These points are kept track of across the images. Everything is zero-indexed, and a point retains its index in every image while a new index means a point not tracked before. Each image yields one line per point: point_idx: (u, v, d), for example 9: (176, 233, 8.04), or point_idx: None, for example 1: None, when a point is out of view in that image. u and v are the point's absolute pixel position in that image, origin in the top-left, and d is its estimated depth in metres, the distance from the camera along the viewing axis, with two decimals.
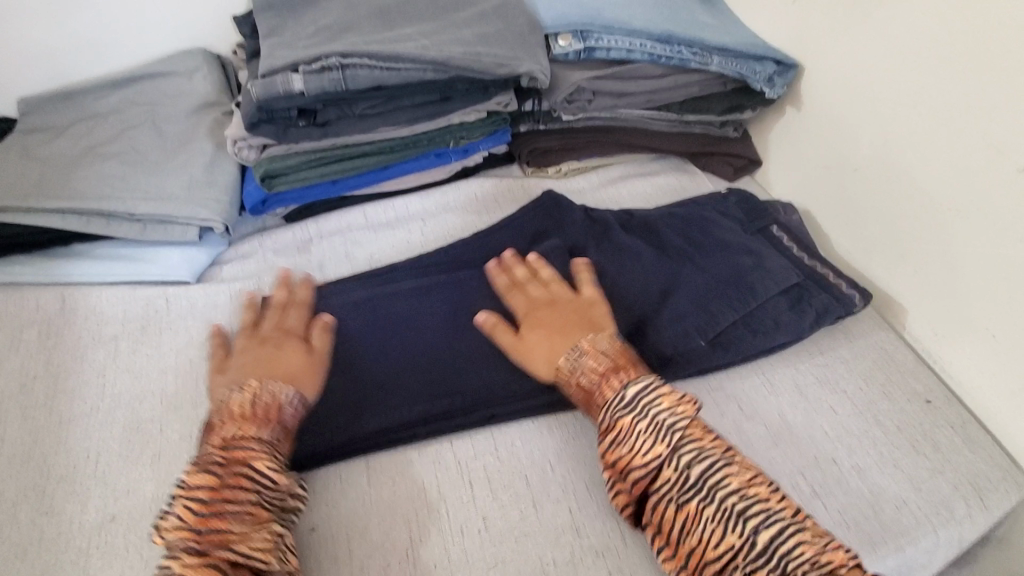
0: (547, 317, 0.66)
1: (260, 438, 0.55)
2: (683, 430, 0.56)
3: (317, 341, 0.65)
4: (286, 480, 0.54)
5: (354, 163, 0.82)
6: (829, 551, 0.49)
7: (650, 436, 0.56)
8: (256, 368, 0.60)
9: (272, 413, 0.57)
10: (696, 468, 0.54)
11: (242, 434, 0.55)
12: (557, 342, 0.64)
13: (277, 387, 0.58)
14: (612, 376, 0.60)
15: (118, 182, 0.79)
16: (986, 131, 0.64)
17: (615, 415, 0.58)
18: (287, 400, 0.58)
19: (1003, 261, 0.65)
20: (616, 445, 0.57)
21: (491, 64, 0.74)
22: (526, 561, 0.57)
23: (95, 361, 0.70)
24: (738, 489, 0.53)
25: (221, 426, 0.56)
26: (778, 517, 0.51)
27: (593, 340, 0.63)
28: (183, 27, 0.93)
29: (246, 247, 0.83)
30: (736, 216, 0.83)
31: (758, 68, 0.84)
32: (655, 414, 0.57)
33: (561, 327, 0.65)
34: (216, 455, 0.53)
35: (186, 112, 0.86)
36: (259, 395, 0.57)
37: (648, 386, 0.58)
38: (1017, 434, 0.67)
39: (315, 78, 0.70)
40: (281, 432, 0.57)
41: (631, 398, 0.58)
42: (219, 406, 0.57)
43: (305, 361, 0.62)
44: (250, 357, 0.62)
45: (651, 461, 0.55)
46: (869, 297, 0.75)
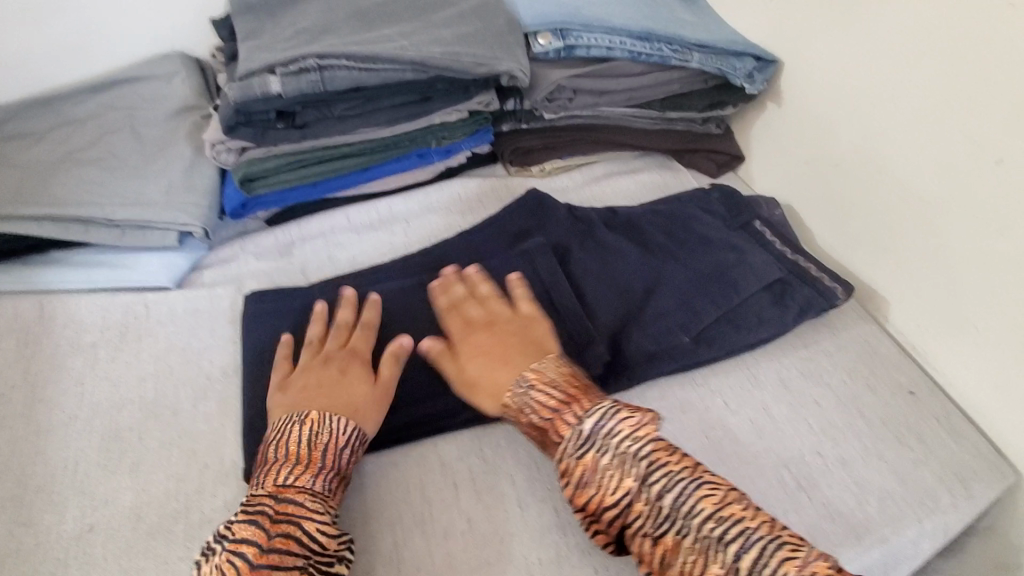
0: (486, 341, 0.64)
1: (314, 488, 0.52)
2: (648, 456, 0.52)
3: (384, 372, 0.63)
4: (335, 537, 0.51)
5: (334, 165, 0.81)
6: (813, 563, 0.46)
7: (616, 470, 0.52)
8: (316, 396, 0.59)
9: (328, 457, 0.55)
10: (667, 496, 0.50)
11: (296, 481, 0.52)
12: (502, 373, 0.61)
13: (338, 423, 0.56)
14: (565, 410, 0.56)
15: (94, 187, 0.77)
16: (962, 123, 0.64)
17: (576, 455, 0.53)
18: (345, 437, 0.56)
19: (983, 252, 0.65)
20: (583, 486, 0.53)
21: (470, 64, 0.74)
22: (511, 562, 0.56)
23: (74, 369, 0.69)
24: (712, 514, 0.49)
25: (277, 465, 0.53)
26: (756, 536, 0.48)
27: (539, 369, 0.60)
28: (161, 30, 0.92)
29: (228, 252, 0.82)
30: (719, 212, 0.83)
31: (738, 64, 0.85)
32: (617, 445, 0.53)
33: (504, 354, 0.62)
34: (267, 504, 0.50)
35: (165, 117, 0.85)
36: (316, 434, 0.55)
37: (606, 416, 0.54)
38: (998, 423, 0.67)
39: (292, 79, 0.70)
40: (334, 479, 0.54)
41: (589, 431, 0.53)
42: (274, 440, 0.55)
43: (369, 393, 0.61)
44: (314, 382, 0.60)
45: (621, 497, 0.51)
46: (851, 290, 0.75)
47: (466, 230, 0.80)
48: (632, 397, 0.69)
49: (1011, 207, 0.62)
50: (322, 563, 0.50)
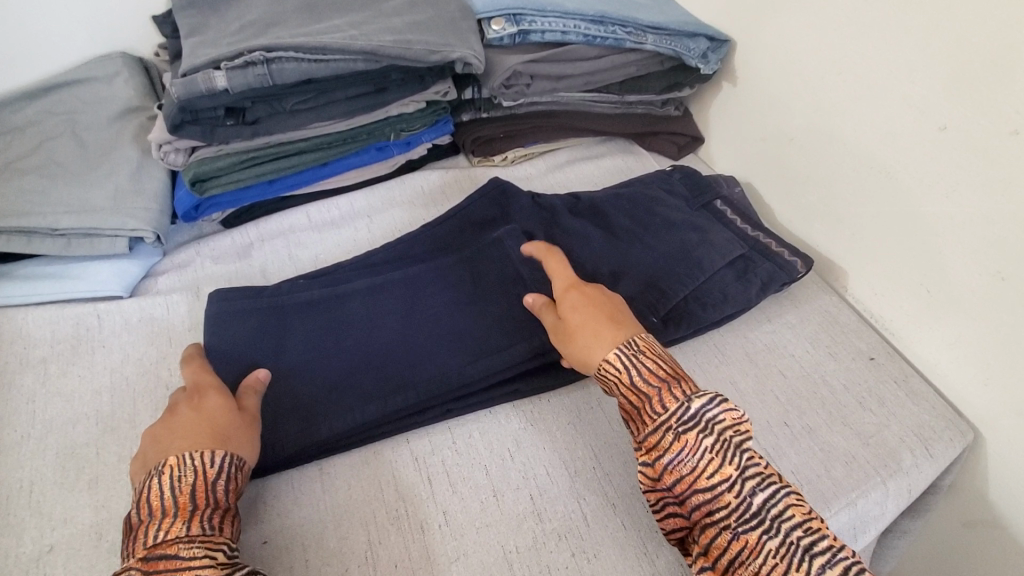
0: (597, 300, 0.62)
1: (187, 533, 0.47)
2: (748, 453, 0.52)
3: (248, 401, 0.58)
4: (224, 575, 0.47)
5: (290, 161, 0.79)
6: None
7: (717, 456, 0.51)
8: (175, 440, 0.52)
9: (201, 496, 0.49)
10: (760, 496, 0.50)
11: (167, 535, 0.47)
12: (609, 330, 0.59)
13: (204, 457, 0.51)
14: (674, 385, 0.54)
15: (35, 196, 0.74)
16: (905, 93, 0.66)
17: (680, 430, 0.52)
18: (215, 469, 0.51)
19: (933, 217, 0.67)
20: (676, 463, 0.52)
21: (423, 52, 0.72)
22: (488, 552, 0.56)
23: (23, 386, 0.66)
24: (801, 523, 0.49)
25: (141, 521, 0.48)
26: (844, 556, 0.47)
27: (648, 342, 0.58)
28: (100, 30, 0.88)
29: (182, 257, 0.79)
30: (681, 192, 0.83)
31: (692, 44, 0.85)
32: (721, 433, 0.52)
33: (612, 315, 0.60)
34: (134, 567, 0.46)
35: (109, 119, 0.82)
36: (179, 478, 0.49)
37: (713, 402, 0.53)
38: (956, 383, 0.69)
39: (238, 74, 0.67)
40: (215, 515, 0.50)
41: (697, 411, 0.52)
42: (135, 501, 0.49)
43: (232, 418, 0.55)
44: (165, 428, 0.53)
45: (715, 484, 0.50)
46: (810, 262, 0.76)
47: (430, 222, 0.79)
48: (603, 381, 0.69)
49: (958, 173, 0.63)
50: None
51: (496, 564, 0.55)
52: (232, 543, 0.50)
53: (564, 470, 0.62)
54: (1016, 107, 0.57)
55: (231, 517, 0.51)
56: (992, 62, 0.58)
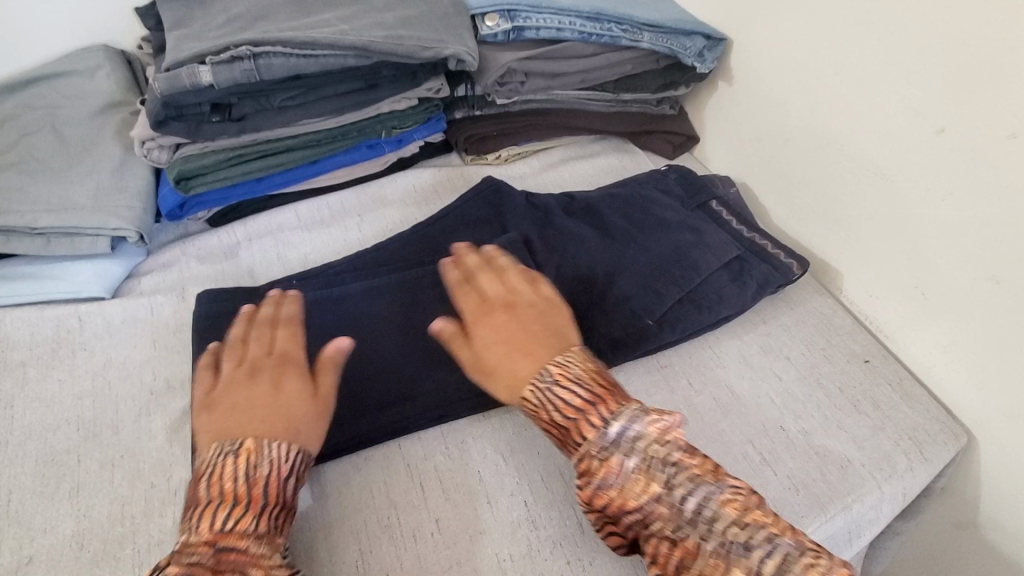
0: (507, 325, 0.60)
1: (255, 529, 0.46)
2: (676, 462, 0.50)
3: (324, 378, 0.58)
4: None
5: (278, 159, 0.78)
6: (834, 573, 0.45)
7: (642, 475, 0.49)
8: (248, 419, 0.52)
9: (272, 492, 0.48)
10: (691, 501, 0.48)
11: (237, 526, 0.45)
12: (523, 363, 0.57)
13: (280, 449, 0.50)
14: (591, 411, 0.52)
15: (13, 193, 0.71)
16: (903, 94, 0.65)
17: (602, 456, 0.50)
18: (287, 464, 0.50)
19: (930, 220, 0.66)
20: (604, 487, 0.50)
21: (416, 48, 0.71)
22: (482, 560, 0.55)
23: (1, 391, 0.64)
24: (737, 520, 0.47)
25: (206, 506, 0.46)
26: (782, 545, 0.46)
27: (564, 363, 0.56)
28: (81, 21, 0.85)
29: (167, 257, 0.77)
30: (676, 192, 0.82)
31: (688, 43, 0.84)
32: (643, 449, 0.50)
33: (526, 340, 0.58)
34: (205, 553, 0.43)
35: (90, 115, 0.79)
36: (255, 466, 0.48)
37: (632, 418, 0.52)
38: (949, 386, 0.69)
39: (224, 69, 0.65)
40: (280, 513, 0.48)
41: (616, 434, 0.51)
42: (205, 476, 0.48)
43: (307, 405, 0.55)
44: (241, 400, 0.53)
45: (645, 502, 0.49)
46: (806, 264, 0.75)
47: (422, 221, 0.77)
48: None
49: (955, 176, 0.63)
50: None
51: (489, 573, 0.54)
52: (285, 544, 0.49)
53: (559, 476, 0.61)
54: (1013, 109, 0.57)
55: (290, 515, 0.50)
56: (990, 65, 0.58)
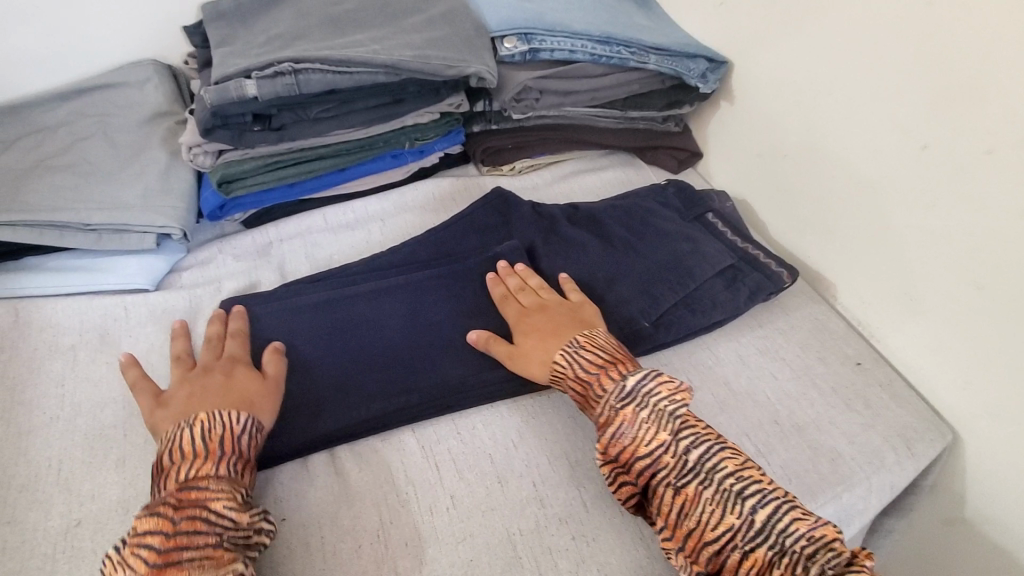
0: (540, 320, 0.69)
1: (216, 475, 0.53)
2: (682, 418, 0.58)
3: (270, 367, 0.64)
4: (246, 516, 0.52)
5: (310, 166, 0.84)
6: (819, 526, 0.52)
7: (653, 425, 0.57)
8: (203, 399, 0.58)
9: (227, 445, 0.55)
10: (695, 453, 0.56)
11: (197, 473, 0.53)
12: (554, 343, 0.66)
13: (232, 415, 0.57)
14: (611, 368, 0.61)
15: (70, 193, 0.78)
16: (892, 115, 0.71)
17: (618, 407, 0.58)
18: (240, 426, 0.57)
19: (919, 231, 0.71)
20: (618, 437, 0.58)
21: (440, 66, 0.77)
22: (493, 532, 0.59)
23: (53, 371, 0.69)
24: (734, 472, 0.55)
25: (172, 466, 0.53)
26: (772, 496, 0.54)
27: (590, 336, 0.65)
28: (133, 38, 0.92)
29: (205, 254, 0.83)
30: (675, 205, 0.88)
31: (692, 65, 0.90)
32: (657, 403, 0.58)
33: (555, 327, 0.68)
34: (170, 497, 0.51)
35: (138, 123, 0.86)
36: (209, 427, 0.55)
37: (648, 377, 0.59)
38: (938, 388, 0.73)
39: (268, 83, 0.72)
40: (239, 462, 0.55)
41: (632, 388, 0.59)
42: (167, 446, 0.54)
43: (259, 385, 0.62)
44: (199, 387, 0.60)
45: (654, 449, 0.56)
46: (795, 274, 0.80)
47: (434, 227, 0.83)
48: None
49: (937, 191, 0.68)
50: (238, 540, 0.51)
51: (500, 545, 0.59)
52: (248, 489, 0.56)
53: (565, 460, 0.65)
54: (987, 129, 0.62)
55: (250, 467, 0.57)
56: (964, 89, 0.63)
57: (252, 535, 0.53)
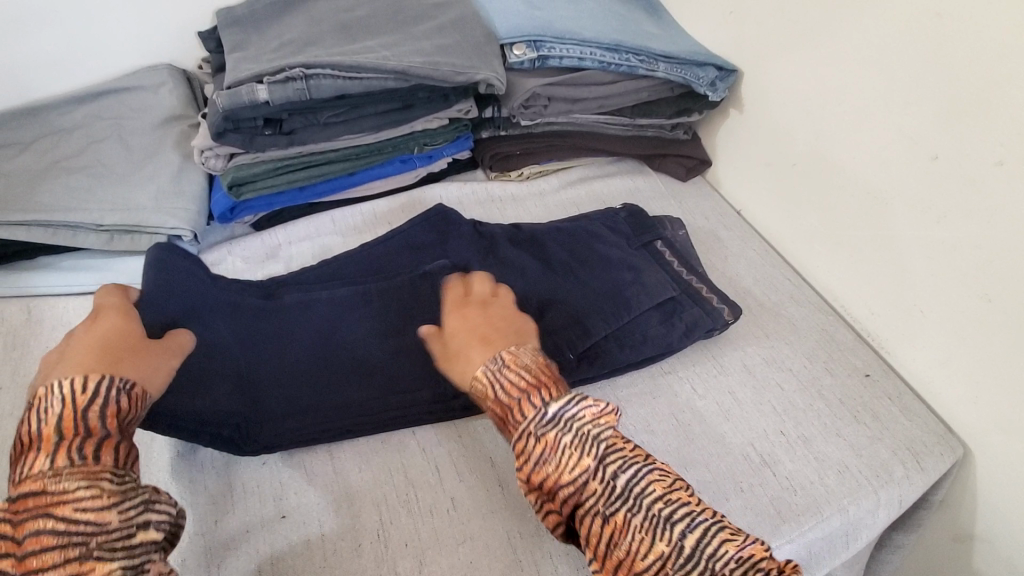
0: (473, 321, 0.62)
1: (59, 468, 0.46)
2: (607, 440, 0.54)
3: (158, 345, 0.58)
4: (109, 510, 0.45)
5: (320, 170, 0.85)
6: (749, 545, 0.50)
7: (576, 449, 0.53)
8: (52, 368, 0.52)
9: (68, 425, 0.47)
10: (622, 478, 0.53)
11: (32, 470, 0.46)
12: (479, 350, 0.59)
13: (74, 384, 0.49)
14: (533, 394, 0.55)
15: (84, 194, 0.79)
16: (901, 125, 0.70)
17: (539, 434, 0.54)
18: (86, 396, 0.49)
19: (932, 241, 0.70)
20: (541, 465, 0.53)
21: (450, 73, 0.78)
22: (494, 536, 0.59)
23: None
24: (662, 496, 0.52)
25: (18, 467, 0.47)
26: (702, 519, 0.51)
27: (516, 354, 0.58)
28: (151, 43, 0.94)
29: (214, 256, 0.84)
30: (624, 230, 0.82)
31: (701, 73, 0.90)
32: (578, 427, 0.54)
33: (488, 331, 0.61)
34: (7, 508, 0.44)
35: (153, 126, 0.87)
36: (45, 409, 0.48)
37: (571, 401, 0.55)
38: (947, 401, 0.72)
39: (279, 88, 0.73)
40: (90, 443, 0.47)
41: (554, 414, 0.54)
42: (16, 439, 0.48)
43: (127, 351, 0.55)
44: (60, 349, 0.54)
45: (579, 475, 0.53)
46: (738, 311, 0.76)
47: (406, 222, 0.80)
48: (605, 386, 0.72)
49: (949, 202, 0.67)
50: (110, 540, 0.45)
51: (501, 548, 0.59)
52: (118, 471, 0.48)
53: None
54: (999, 140, 0.61)
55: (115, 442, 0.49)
56: (976, 101, 0.63)
57: (131, 530, 0.46)
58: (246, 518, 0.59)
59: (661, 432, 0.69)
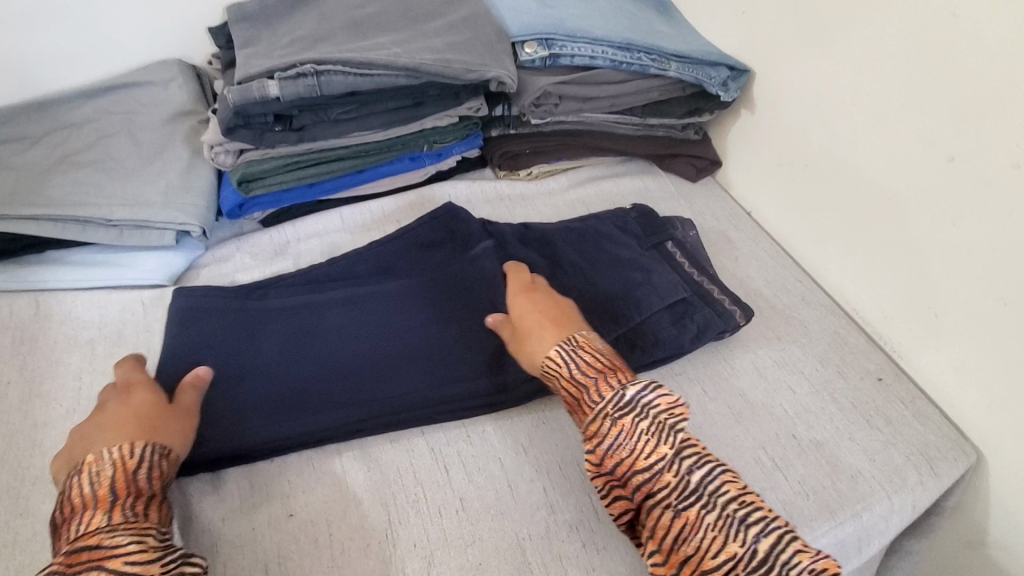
0: (542, 305, 0.65)
1: (110, 525, 0.48)
2: (684, 433, 0.55)
3: (183, 397, 0.60)
4: (153, 563, 0.47)
5: (330, 167, 0.85)
6: (822, 559, 0.50)
7: (652, 437, 0.54)
8: (91, 437, 0.54)
9: (120, 487, 0.50)
10: (697, 474, 0.53)
11: (88, 527, 0.48)
12: (550, 333, 0.62)
13: (123, 450, 0.52)
14: (609, 376, 0.57)
15: (93, 189, 0.79)
16: (916, 126, 0.69)
17: (617, 415, 0.55)
18: (135, 459, 0.52)
19: (948, 244, 0.69)
20: (616, 448, 0.54)
21: (461, 70, 0.77)
22: (503, 537, 0.59)
23: (71, 364, 0.70)
24: (736, 497, 0.52)
25: (66, 528, 0.49)
26: (776, 526, 0.51)
27: (588, 337, 0.61)
28: (160, 38, 0.94)
29: (223, 252, 0.84)
30: (634, 231, 0.82)
31: (713, 73, 0.89)
32: (656, 416, 0.55)
33: (556, 316, 0.64)
34: (59, 564, 0.46)
35: (162, 121, 0.87)
36: (97, 472, 0.50)
37: (648, 387, 0.56)
38: (961, 406, 0.71)
39: (290, 84, 0.72)
40: (139, 504, 0.50)
41: (632, 398, 0.56)
42: (61, 502, 0.50)
43: (162, 411, 0.57)
44: (95, 419, 0.56)
45: (654, 463, 0.53)
46: (750, 313, 0.75)
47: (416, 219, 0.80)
48: None
49: (966, 204, 0.66)
50: None
51: (510, 550, 0.58)
52: (160, 529, 0.51)
53: (576, 465, 0.64)
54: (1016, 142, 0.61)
55: (157, 505, 0.52)
56: (993, 102, 0.62)
57: None
58: (254, 516, 0.59)
59: None
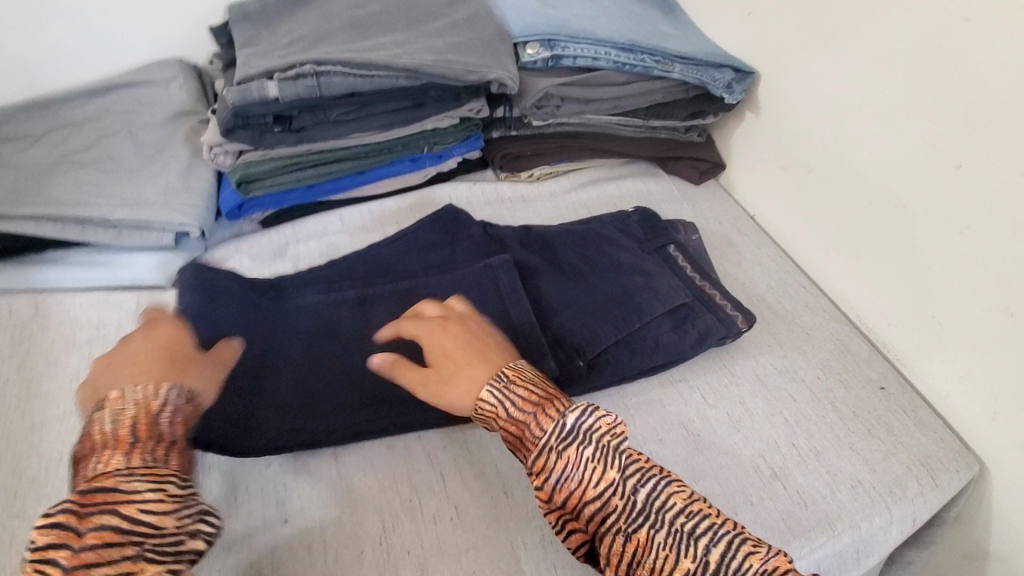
0: (456, 342, 0.61)
1: (128, 470, 0.47)
2: (626, 454, 0.53)
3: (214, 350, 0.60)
4: (168, 518, 0.46)
5: (329, 168, 0.84)
6: (773, 557, 0.49)
7: (599, 464, 0.52)
8: (124, 371, 0.53)
9: (142, 429, 0.49)
10: (642, 492, 0.52)
11: (106, 467, 0.47)
12: (477, 370, 0.58)
13: (150, 390, 0.51)
14: (547, 406, 0.55)
15: (93, 189, 0.79)
16: (922, 131, 0.68)
17: (560, 446, 0.52)
18: (161, 401, 0.51)
19: (953, 253, 0.68)
20: (563, 482, 0.52)
21: (463, 71, 0.77)
22: (498, 545, 0.58)
23: (69, 365, 0.70)
24: (684, 510, 0.51)
25: (85, 462, 0.48)
26: (724, 532, 0.50)
27: (517, 367, 0.58)
28: (162, 37, 0.94)
29: (222, 253, 0.83)
30: (636, 234, 0.81)
31: (717, 75, 0.88)
32: (599, 439, 0.53)
33: (474, 352, 0.60)
34: (72, 502, 0.45)
35: (163, 121, 0.87)
36: (121, 410, 0.50)
37: (587, 411, 0.54)
38: (964, 415, 0.70)
39: (290, 84, 0.72)
40: (161, 450, 0.50)
41: (573, 425, 0.53)
42: (81, 437, 0.50)
43: (189, 359, 0.57)
44: (128, 356, 0.55)
45: (602, 491, 0.51)
46: (751, 319, 0.74)
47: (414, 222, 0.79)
48: (613, 393, 0.71)
49: (975, 211, 0.65)
50: (165, 546, 0.46)
51: (505, 558, 0.58)
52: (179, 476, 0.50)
53: None
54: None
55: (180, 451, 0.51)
56: (1003, 109, 0.61)
57: (184, 538, 0.47)
58: (249, 521, 0.59)
59: (670, 441, 0.67)
